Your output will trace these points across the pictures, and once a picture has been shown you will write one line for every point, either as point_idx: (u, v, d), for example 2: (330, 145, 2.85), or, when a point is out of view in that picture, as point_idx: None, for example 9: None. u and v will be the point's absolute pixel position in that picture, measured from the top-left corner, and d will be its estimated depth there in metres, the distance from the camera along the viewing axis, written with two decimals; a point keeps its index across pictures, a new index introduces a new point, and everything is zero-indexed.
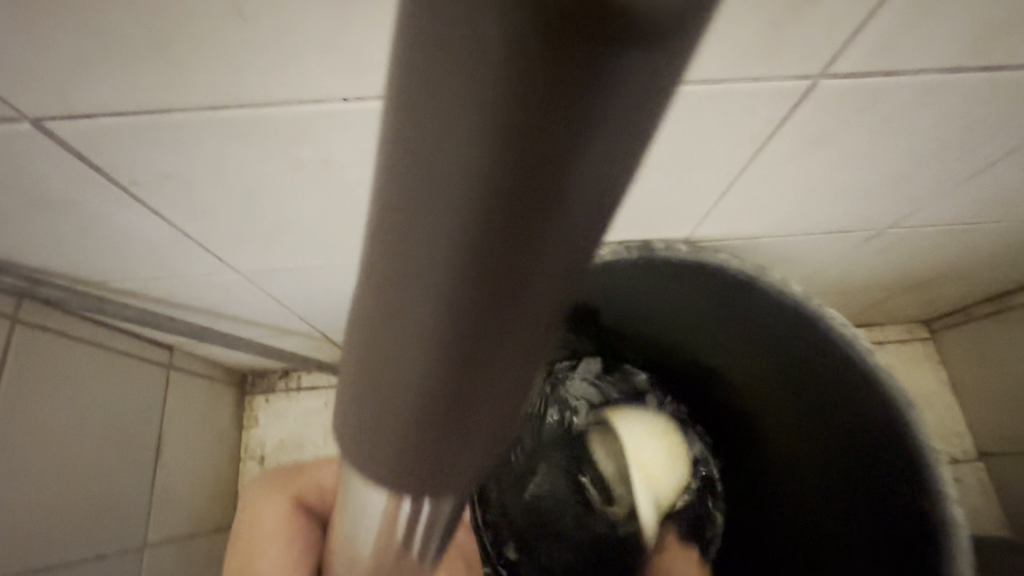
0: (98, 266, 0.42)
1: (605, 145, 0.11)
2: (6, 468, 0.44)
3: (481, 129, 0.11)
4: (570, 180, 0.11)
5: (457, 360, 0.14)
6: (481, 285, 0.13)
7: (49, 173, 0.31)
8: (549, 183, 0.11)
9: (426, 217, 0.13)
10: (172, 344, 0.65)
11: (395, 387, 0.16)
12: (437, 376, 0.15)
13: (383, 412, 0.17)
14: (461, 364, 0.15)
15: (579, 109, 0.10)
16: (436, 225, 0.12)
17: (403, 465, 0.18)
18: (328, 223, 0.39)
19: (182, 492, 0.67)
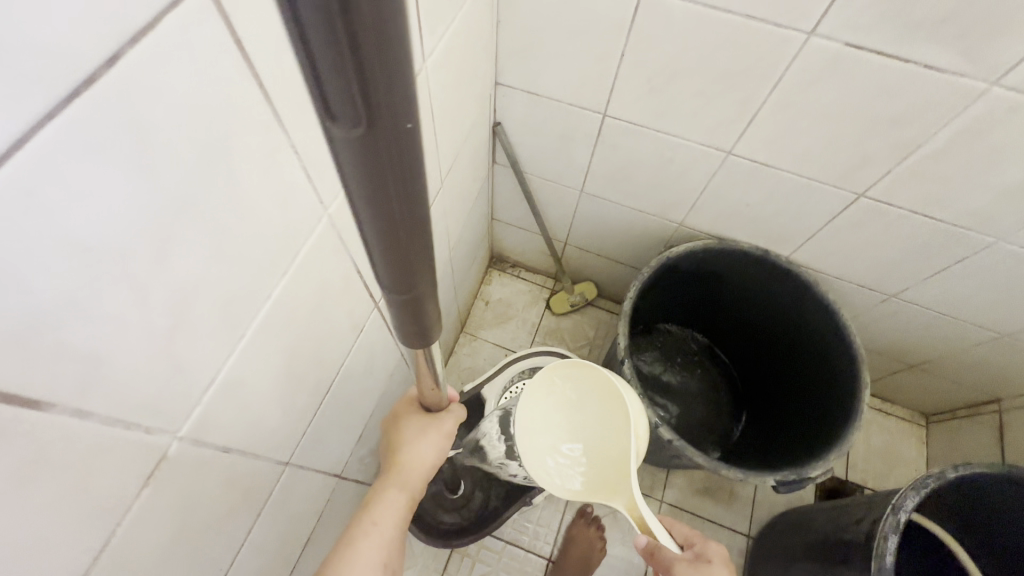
0: (536, 164, 1.00)
1: (396, 144, 0.23)
2: (462, 228, 1.02)
3: (349, 154, 0.23)
4: (410, 184, 0.26)
5: (382, 222, 0.27)
6: (398, 234, 0.28)
7: (574, 129, 0.88)
8: (401, 178, 0.25)
9: (375, 207, 0.26)
10: (495, 216, 1.23)
11: (378, 254, 0.30)
12: (383, 244, 0.28)
13: (397, 265, 0.30)
14: (392, 231, 0.28)
15: (388, 133, 0.22)
16: (356, 181, 0.24)
17: (392, 274, 0.31)
18: (643, 183, 0.94)
19: (463, 292, 1.24)
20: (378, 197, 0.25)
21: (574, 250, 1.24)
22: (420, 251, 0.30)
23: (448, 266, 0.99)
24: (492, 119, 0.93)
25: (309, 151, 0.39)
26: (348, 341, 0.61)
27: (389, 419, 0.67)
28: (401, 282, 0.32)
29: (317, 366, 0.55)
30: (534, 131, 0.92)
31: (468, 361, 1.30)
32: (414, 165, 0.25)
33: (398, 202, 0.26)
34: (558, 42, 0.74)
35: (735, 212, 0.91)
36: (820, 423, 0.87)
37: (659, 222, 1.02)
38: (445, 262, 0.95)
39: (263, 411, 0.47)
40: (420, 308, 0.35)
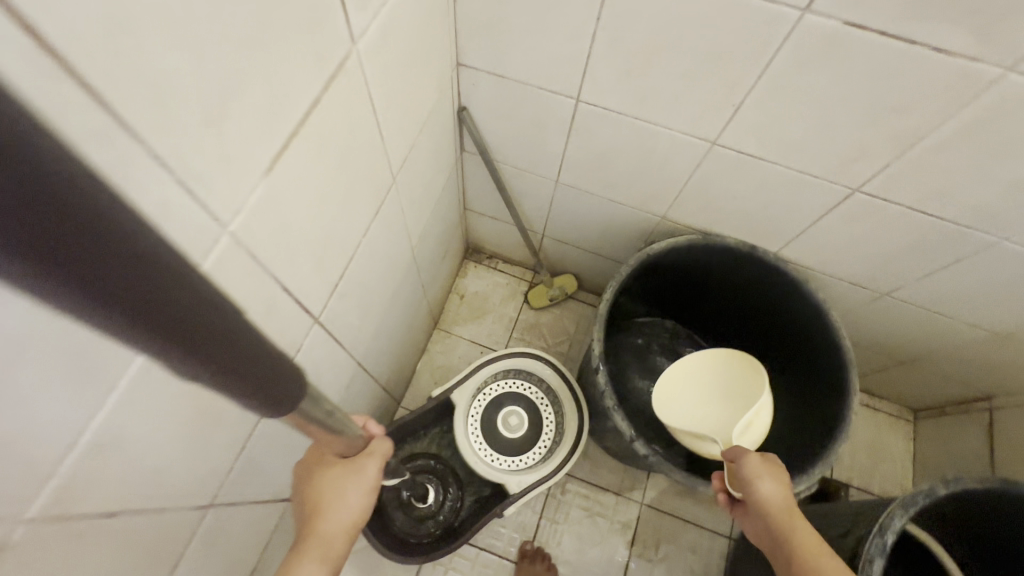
0: (507, 152, 0.92)
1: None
2: (431, 223, 0.94)
3: None
4: (63, 220, 0.18)
5: (73, 278, 0.19)
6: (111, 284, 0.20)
7: (546, 115, 0.80)
8: (44, 215, 0.17)
9: (42, 269, 0.18)
10: (468, 205, 1.15)
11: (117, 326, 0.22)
12: (106, 310, 0.21)
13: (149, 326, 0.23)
14: (101, 285, 0.20)
15: None
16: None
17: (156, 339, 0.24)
18: (622, 175, 0.86)
19: (437, 287, 1.17)
20: (32, 255, 0.18)
21: (552, 242, 1.16)
22: (165, 291, 0.23)
23: (413, 265, 0.91)
24: (458, 102, 0.84)
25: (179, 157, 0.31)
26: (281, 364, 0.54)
27: (303, 470, 0.61)
28: (210, 376, 0.28)
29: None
30: (502, 117, 0.84)
31: (442, 359, 1.24)
32: (161, 264, 0.23)
33: (67, 244, 0.18)
34: (523, 19, 0.66)
35: (722, 206, 0.84)
36: (808, 433, 0.82)
37: (640, 215, 0.95)
38: (408, 263, 0.88)
39: (163, 461, 0.40)
40: (233, 350, 0.29)
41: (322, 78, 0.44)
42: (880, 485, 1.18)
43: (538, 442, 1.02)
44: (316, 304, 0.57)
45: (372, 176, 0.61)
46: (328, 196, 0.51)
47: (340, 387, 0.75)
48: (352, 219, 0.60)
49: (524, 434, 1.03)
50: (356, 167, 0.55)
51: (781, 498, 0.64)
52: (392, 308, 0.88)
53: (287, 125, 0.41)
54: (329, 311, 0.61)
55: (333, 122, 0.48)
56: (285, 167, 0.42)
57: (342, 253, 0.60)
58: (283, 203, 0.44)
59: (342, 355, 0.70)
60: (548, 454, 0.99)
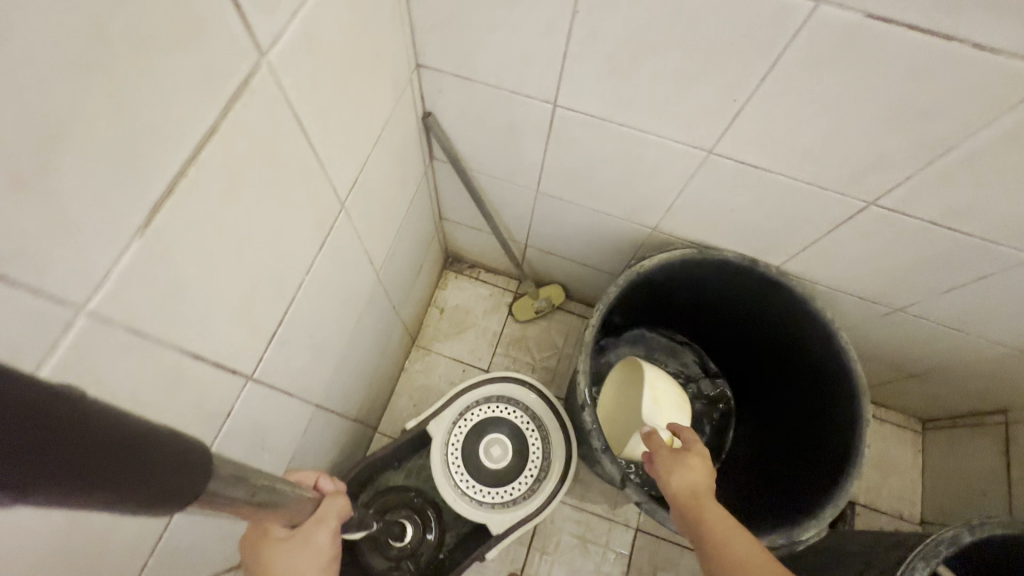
0: (481, 160, 0.83)
1: None
2: (399, 240, 0.85)
3: None
4: None
5: None
6: None
7: (522, 121, 0.71)
8: None
9: None
10: (443, 214, 1.06)
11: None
12: None
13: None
14: None
15: None
16: None
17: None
18: (609, 184, 0.77)
19: (413, 302, 1.08)
20: None
21: (537, 252, 1.08)
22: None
23: (379, 288, 0.82)
24: (422, 107, 0.74)
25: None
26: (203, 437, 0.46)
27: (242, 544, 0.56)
28: (131, 508, 0.25)
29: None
30: (474, 123, 0.75)
31: (421, 378, 1.15)
32: (54, 402, 0.21)
33: None
34: (487, 14, 0.57)
35: (719, 218, 0.76)
36: (816, 469, 0.74)
37: (630, 226, 0.86)
38: (373, 287, 0.79)
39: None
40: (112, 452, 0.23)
41: (219, 100, 0.35)
42: (887, 502, 1.11)
43: (524, 473, 0.93)
44: (247, 360, 0.49)
45: (313, 204, 0.52)
46: (249, 239, 0.42)
47: (295, 436, 0.66)
48: (290, 257, 0.51)
49: (508, 464, 0.95)
50: (288, 199, 0.46)
51: (695, 482, 0.61)
52: (357, 339, 0.79)
53: (167, 166, 0.32)
54: (268, 363, 0.53)
55: (245, 153, 0.39)
56: (173, 217, 0.33)
57: (279, 298, 0.51)
58: (178, 259, 0.35)
59: (293, 404, 0.62)
60: (534, 486, 0.91)
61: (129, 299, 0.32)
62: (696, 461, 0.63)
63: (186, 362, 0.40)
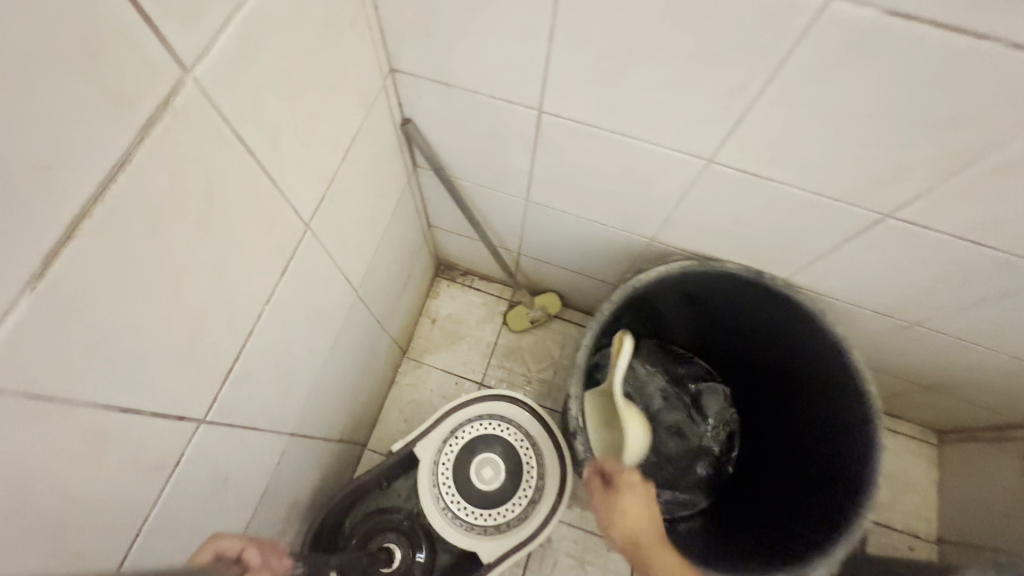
0: (466, 169, 0.78)
1: None
2: (381, 254, 0.80)
3: None
4: None
5: None
6: None
7: (506, 128, 0.66)
8: None
9: None
10: (431, 222, 1.01)
11: None
12: None
13: None
14: None
15: None
16: None
17: None
18: (603, 195, 0.72)
19: (402, 313, 1.03)
20: None
21: (530, 261, 1.03)
22: None
23: (360, 305, 0.78)
24: (399, 115, 0.69)
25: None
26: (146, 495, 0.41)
27: None
28: None
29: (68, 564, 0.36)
30: (456, 130, 0.70)
31: (412, 392, 1.11)
32: None
33: None
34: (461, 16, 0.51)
35: (721, 229, 0.70)
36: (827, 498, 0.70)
37: (627, 237, 0.81)
38: (352, 306, 0.75)
39: None
40: None
41: (129, 128, 0.30)
42: (900, 519, 1.06)
43: (518, 494, 0.89)
44: (199, 403, 0.44)
45: (269, 230, 0.47)
46: (186, 277, 0.38)
47: (265, 472, 0.62)
48: (243, 290, 0.46)
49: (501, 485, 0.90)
50: (234, 228, 0.42)
51: (627, 534, 0.62)
52: (335, 362, 0.75)
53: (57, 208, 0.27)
54: (225, 404, 0.48)
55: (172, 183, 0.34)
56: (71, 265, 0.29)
57: (234, 333, 0.46)
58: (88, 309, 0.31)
59: (260, 441, 0.58)
60: (528, 509, 0.87)
61: (13, 364, 0.28)
62: (629, 501, 0.62)
63: (109, 421, 0.35)
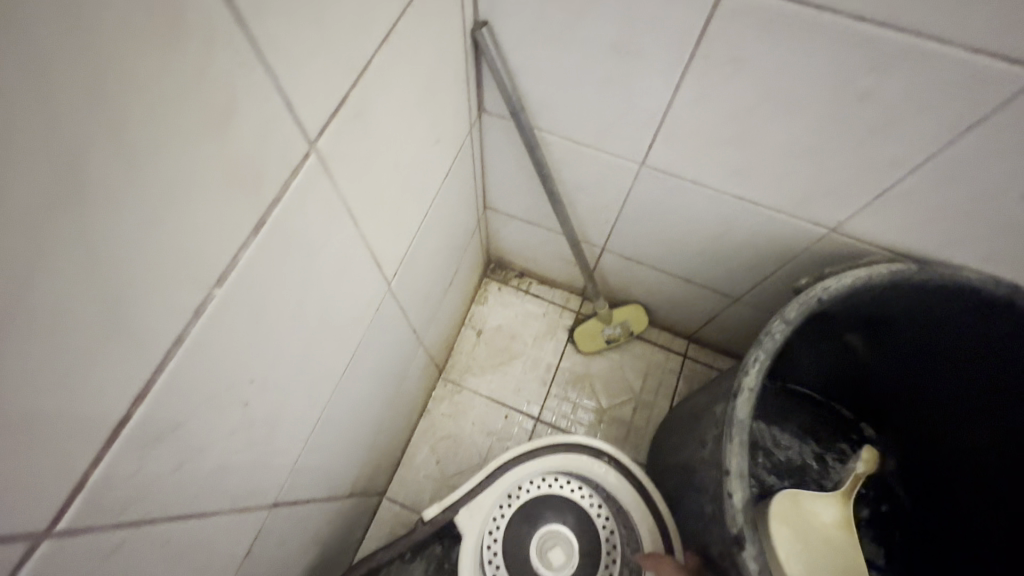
0: (558, 115, 0.53)
1: None
2: (425, 233, 0.55)
3: None
4: None
5: None
6: None
7: (646, 29, 0.40)
8: None
9: None
10: (488, 202, 0.76)
11: None
12: None
13: None
14: None
15: None
16: None
17: None
18: (779, 152, 0.46)
19: (442, 321, 0.78)
20: None
21: (616, 261, 0.77)
22: None
23: (392, 306, 0.53)
24: (473, 12, 0.45)
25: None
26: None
27: None
28: None
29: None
30: (559, 41, 0.45)
31: (448, 424, 0.85)
32: None
33: None
34: None
35: (979, 212, 0.43)
36: None
37: (788, 226, 0.54)
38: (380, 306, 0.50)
39: None
40: None
41: None
42: None
43: None
44: (15, 494, 0.19)
45: (228, 125, 0.23)
46: None
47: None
48: (162, 248, 0.22)
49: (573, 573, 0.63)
50: (115, 76, 0.17)
51: None
52: (350, 388, 0.50)
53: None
54: (111, 485, 0.23)
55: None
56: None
57: (131, 341, 0.22)
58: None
59: (207, 535, 0.32)
60: None
61: None
62: None
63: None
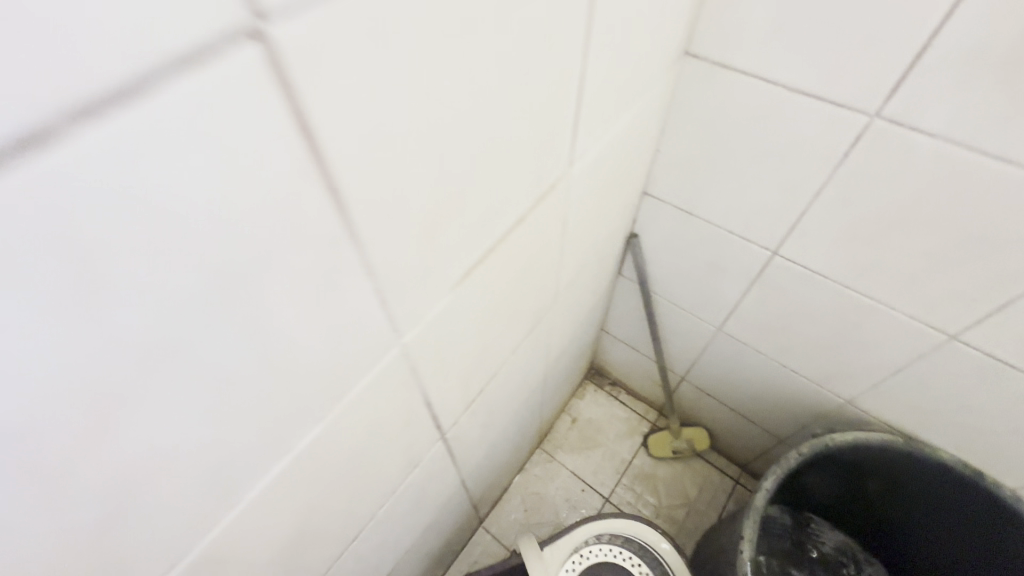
0: (669, 289, 0.84)
1: None
2: (568, 343, 0.87)
3: None
4: None
5: None
6: None
7: (730, 262, 0.72)
8: None
9: None
10: (605, 327, 1.07)
11: None
12: None
13: None
14: None
15: None
16: None
17: None
18: (807, 344, 0.73)
19: (553, 403, 1.07)
20: None
21: (691, 389, 1.03)
22: None
23: (540, 383, 0.84)
24: (630, 229, 0.79)
25: (343, 233, 0.26)
26: (374, 480, 0.47)
27: None
28: None
29: (321, 513, 0.41)
30: (678, 254, 0.77)
31: (537, 485, 1.10)
32: None
33: None
34: (737, 165, 0.61)
35: (940, 411, 0.67)
36: None
37: (816, 392, 0.79)
38: (536, 380, 0.81)
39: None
40: None
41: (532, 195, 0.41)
42: None
43: None
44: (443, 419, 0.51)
45: (539, 294, 0.56)
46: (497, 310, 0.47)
47: (428, 507, 0.66)
48: (506, 337, 0.54)
49: None
50: (528, 283, 0.51)
51: None
52: (506, 429, 0.80)
53: (485, 227, 0.37)
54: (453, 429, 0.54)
55: (522, 238, 0.44)
56: (463, 274, 0.38)
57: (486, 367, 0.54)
58: (449, 312, 0.39)
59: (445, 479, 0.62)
60: None
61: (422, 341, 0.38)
62: None
63: (404, 403, 0.42)
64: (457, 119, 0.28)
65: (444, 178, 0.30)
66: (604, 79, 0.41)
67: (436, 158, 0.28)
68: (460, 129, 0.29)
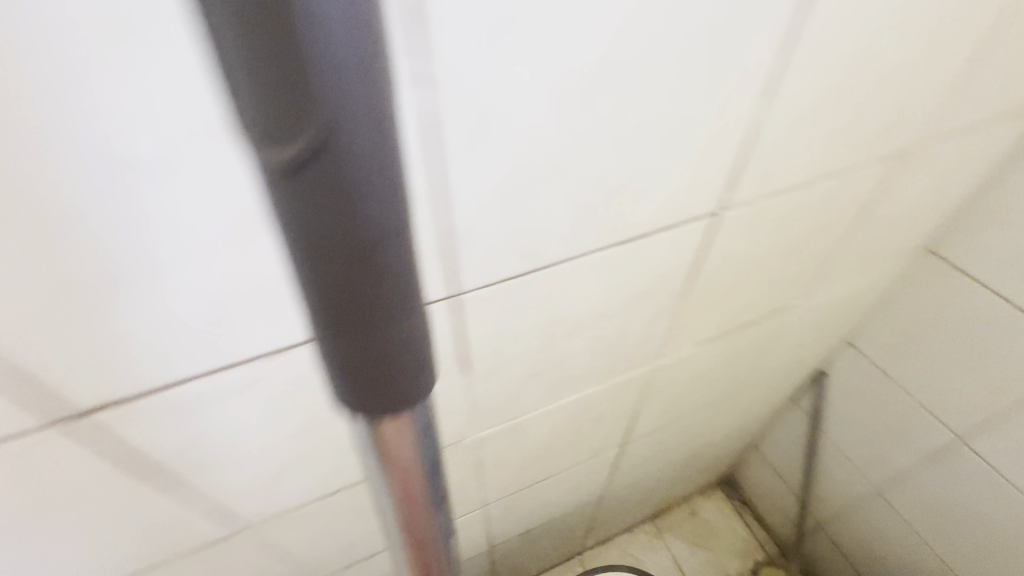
0: (840, 435, 0.91)
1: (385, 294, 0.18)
2: (723, 436, 0.98)
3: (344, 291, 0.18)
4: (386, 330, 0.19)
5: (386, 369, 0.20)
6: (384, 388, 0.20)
7: (913, 434, 0.78)
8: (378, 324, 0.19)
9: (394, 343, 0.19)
10: (756, 445, 1.14)
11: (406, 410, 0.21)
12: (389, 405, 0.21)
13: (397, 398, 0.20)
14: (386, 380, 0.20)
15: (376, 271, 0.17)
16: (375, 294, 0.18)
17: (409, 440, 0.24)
18: (971, 543, 0.75)
19: (682, 488, 1.16)
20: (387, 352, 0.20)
21: (825, 540, 1.04)
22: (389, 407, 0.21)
23: (687, 457, 0.97)
24: (820, 367, 0.89)
25: (674, 301, 0.47)
26: (573, 457, 0.66)
27: None
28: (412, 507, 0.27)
29: (552, 454, 0.61)
30: (861, 406, 0.85)
31: (639, 553, 1.19)
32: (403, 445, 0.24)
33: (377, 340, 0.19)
34: (948, 352, 0.69)
35: None
36: None
37: None
38: (687, 452, 0.94)
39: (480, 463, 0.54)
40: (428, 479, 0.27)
41: (771, 311, 0.58)
42: None
43: None
44: (630, 435, 0.69)
45: (732, 379, 0.72)
46: (705, 376, 0.65)
47: (575, 502, 0.84)
48: (696, 398, 0.71)
49: None
50: (732, 368, 0.68)
51: None
52: (646, 478, 0.94)
53: (738, 316, 0.55)
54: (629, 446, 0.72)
55: (748, 336, 0.61)
56: (706, 342, 0.57)
57: (673, 413, 0.71)
58: (684, 362, 0.59)
59: (598, 484, 0.79)
60: None
61: (663, 371, 0.58)
62: None
63: (626, 409, 0.62)
64: (759, 257, 0.48)
65: (734, 285, 0.50)
66: (854, 253, 0.57)
67: (738, 275, 0.48)
68: (757, 264, 0.48)
